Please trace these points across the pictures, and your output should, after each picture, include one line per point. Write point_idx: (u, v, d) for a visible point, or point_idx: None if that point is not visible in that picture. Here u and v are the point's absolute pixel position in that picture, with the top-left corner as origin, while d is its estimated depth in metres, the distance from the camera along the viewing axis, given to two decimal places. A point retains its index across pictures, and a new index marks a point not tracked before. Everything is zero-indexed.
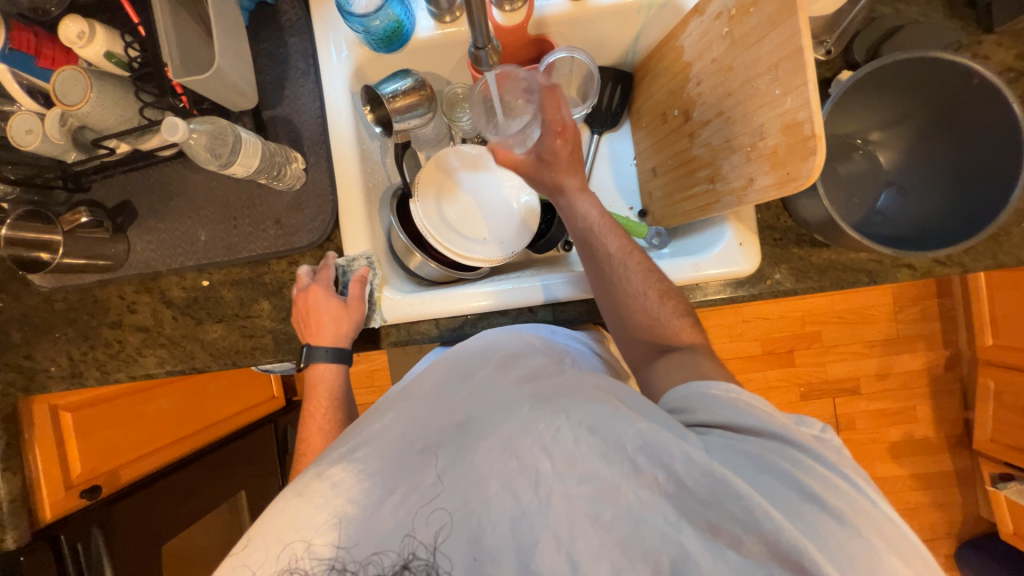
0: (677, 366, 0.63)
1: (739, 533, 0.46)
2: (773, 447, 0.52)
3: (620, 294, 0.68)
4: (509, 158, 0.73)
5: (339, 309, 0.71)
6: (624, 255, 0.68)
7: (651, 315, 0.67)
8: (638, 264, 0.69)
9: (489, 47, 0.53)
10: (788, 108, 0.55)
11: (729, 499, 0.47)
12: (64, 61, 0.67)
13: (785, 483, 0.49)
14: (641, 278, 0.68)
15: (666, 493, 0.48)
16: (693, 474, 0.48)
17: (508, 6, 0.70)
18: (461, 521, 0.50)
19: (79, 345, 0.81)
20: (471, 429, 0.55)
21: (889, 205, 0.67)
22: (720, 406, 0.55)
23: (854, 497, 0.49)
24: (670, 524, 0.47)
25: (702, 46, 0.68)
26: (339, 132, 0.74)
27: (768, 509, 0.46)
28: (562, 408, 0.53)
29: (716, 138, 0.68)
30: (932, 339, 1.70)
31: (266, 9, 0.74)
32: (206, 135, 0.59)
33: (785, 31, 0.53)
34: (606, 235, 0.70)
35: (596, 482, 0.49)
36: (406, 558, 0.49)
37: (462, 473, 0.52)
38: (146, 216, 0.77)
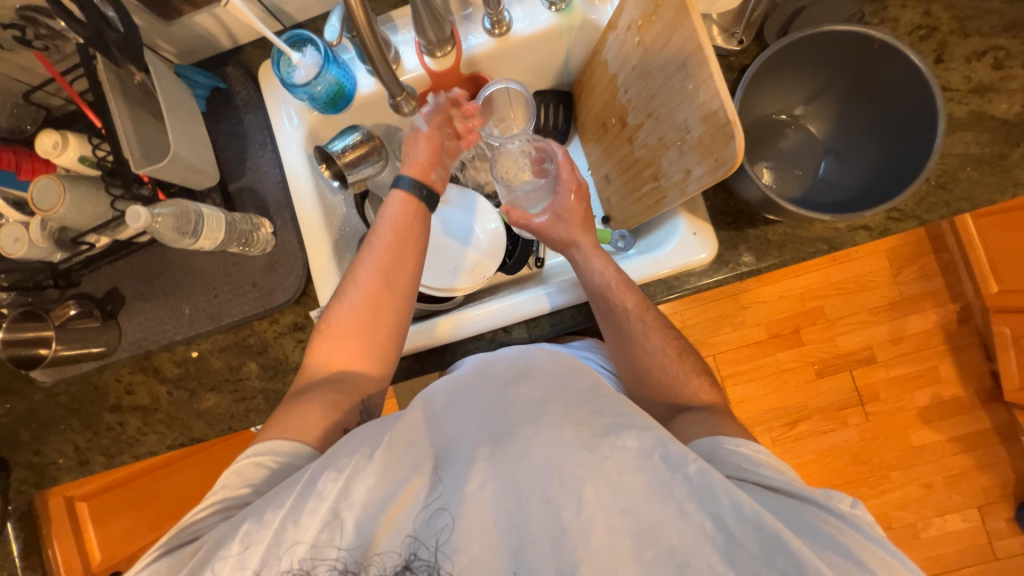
0: (694, 422, 0.63)
1: None
2: (812, 509, 0.50)
3: (638, 352, 0.70)
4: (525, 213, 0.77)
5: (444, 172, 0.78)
6: (641, 313, 0.69)
7: (668, 373, 0.69)
8: (655, 322, 0.70)
9: (405, 94, 0.62)
10: (702, 99, 0.57)
11: (779, 555, 0.45)
12: (43, 170, 0.73)
13: (825, 543, 0.47)
14: (657, 335, 0.69)
15: (711, 539, 0.47)
16: (743, 524, 0.47)
17: (438, 53, 0.76)
18: (497, 534, 0.50)
19: (84, 433, 0.84)
20: (514, 441, 0.54)
21: (830, 172, 0.69)
22: (753, 466, 0.54)
23: (901, 565, 0.46)
24: (711, 570, 0.46)
25: (621, 57, 0.72)
26: (300, 192, 0.79)
27: (821, 565, 0.44)
28: (614, 446, 0.52)
29: (651, 138, 0.70)
30: (939, 295, 1.66)
31: (221, 93, 0.81)
32: (171, 217, 0.62)
33: (685, 31, 0.57)
34: (623, 295, 0.70)
35: (636, 514, 0.49)
36: (408, 558, 0.50)
37: (501, 494, 0.52)
38: (134, 299, 0.81)
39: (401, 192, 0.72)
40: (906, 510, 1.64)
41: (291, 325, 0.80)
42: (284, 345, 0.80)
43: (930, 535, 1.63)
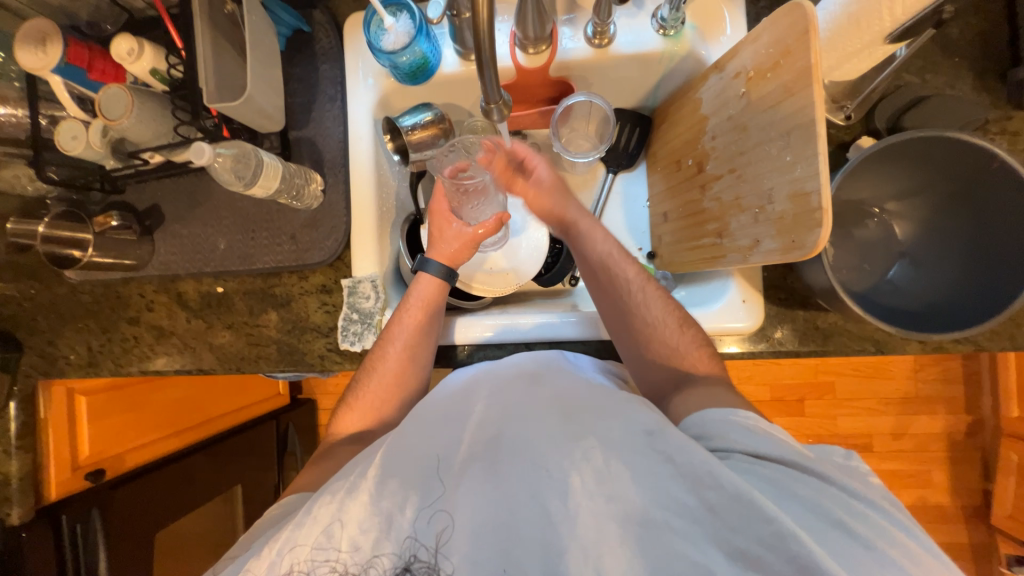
0: (694, 398, 0.60)
1: (769, 558, 0.43)
2: (799, 474, 0.48)
3: (639, 321, 0.68)
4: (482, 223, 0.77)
5: (461, 234, 0.76)
6: (641, 281, 0.70)
7: (669, 345, 0.67)
8: (655, 290, 0.70)
9: (501, 102, 0.57)
10: (797, 175, 0.54)
11: (758, 523, 0.44)
12: (112, 75, 0.72)
13: (810, 509, 0.46)
14: (659, 307, 0.68)
15: (694, 517, 0.46)
16: (723, 498, 0.46)
17: (531, 49, 0.73)
18: (491, 528, 0.50)
19: (98, 336, 0.85)
20: (505, 445, 0.55)
21: (900, 277, 0.66)
22: (737, 433, 0.52)
23: (888, 521, 0.46)
24: (698, 551, 0.45)
25: (719, 102, 0.68)
26: (358, 156, 0.77)
27: (801, 536, 0.43)
28: (593, 431, 0.53)
29: (726, 194, 0.67)
30: (954, 402, 1.62)
31: (303, 36, 0.78)
32: (231, 159, 0.62)
33: (800, 100, 0.53)
34: (622, 263, 0.71)
35: (617, 493, 0.48)
36: (408, 560, 0.50)
37: (493, 487, 0.52)
38: (172, 221, 0.81)
39: (430, 275, 0.74)
40: None
41: (320, 286, 0.80)
42: (307, 303, 0.80)
43: None
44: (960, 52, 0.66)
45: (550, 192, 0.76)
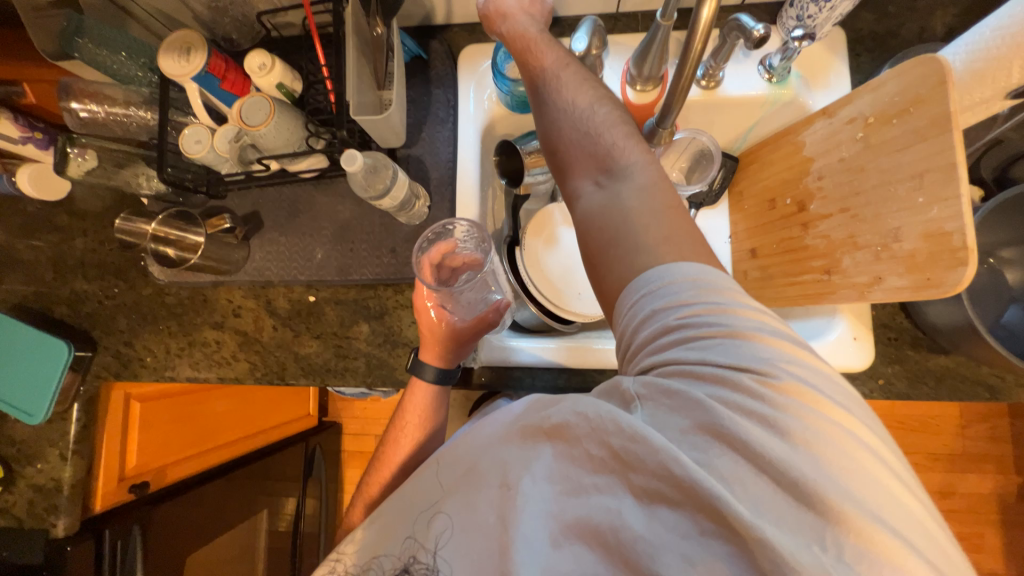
0: (615, 209, 0.51)
1: (669, 493, 0.40)
2: (717, 381, 0.40)
3: (567, 128, 0.57)
4: (478, 318, 0.73)
5: (451, 331, 0.73)
6: (575, 93, 0.57)
7: (595, 151, 0.55)
8: (597, 106, 0.57)
9: (666, 132, 0.66)
10: (932, 216, 0.56)
11: (649, 460, 0.41)
12: (240, 85, 0.74)
13: (715, 429, 0.39)
14: (590, 109, 0.56)
15: (613, 473, 0.44)
16: (621, 447, 0.42)
17: (640, 86, 0.76)
18: (461, 528, 0.54)
19: (179, 339, 0.83)
20: (470, 459, 0.57)
21: (1015, 321, 0.66)
22: (661, 322, 0.43)
23: (826, 436, 0.37)
24: (617, 502, 0.43)
25: (828, 145, 0.71)
26: (465, 175, 0.78)
27: (684, 463, 0.39)
28: (529, 423, 0.51)
29: (837, 233, 0.69)
30: (1003, 462, 1.58)
31: (418, 63, 0.82)
32: (366, 168, 0.64)
33: (934, 145, 0.56)
34: (556, 75, 0.59)
35: (548, 468, 0.48)
36: (409, 561, 0.58)
37: (458, 501, 0.56)
38: (271, 228, 0.82)
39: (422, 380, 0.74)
40: None
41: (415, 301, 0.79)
42: (401, 317, 0.79)
43: None
44: None
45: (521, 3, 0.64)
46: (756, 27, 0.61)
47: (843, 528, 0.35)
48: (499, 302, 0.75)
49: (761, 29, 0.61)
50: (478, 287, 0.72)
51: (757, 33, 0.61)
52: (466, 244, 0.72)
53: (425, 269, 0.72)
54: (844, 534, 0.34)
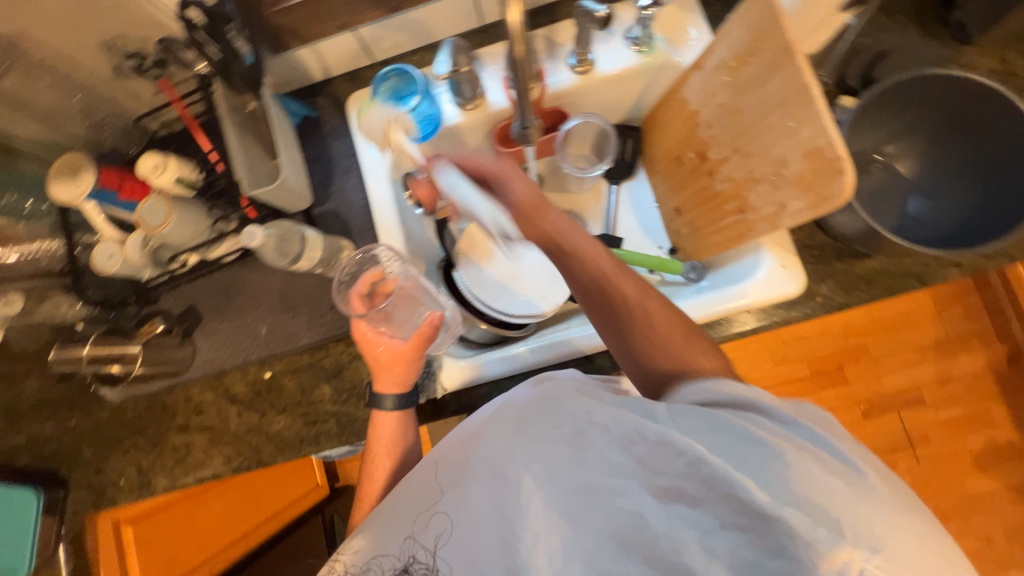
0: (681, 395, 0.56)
1: (689, 488, 0.46)
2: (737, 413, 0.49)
3: (634, 330, 0.61)
4: (416, 335, 0.71)
5: (393, 355, 0.71)
6: (641, 296, 0.61)
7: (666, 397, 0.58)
8: (658, 307, 0.61)
9: (534, 126, 0.73)
10: (805, 136, 0.59)
11: (673, 459, 0.47)
12: (141, 190, 0.75)
13: (735, 436, 0.46)
14: (662, 319, 0.61)
15: (630, 473, 0.49)
16: (643, 450, 0.49)
17: (523, 88, 0.79)
18: (471, 537, 0.56)
19: (148, 453, 0.82)
20: (476, 456, 0.58)
21: (920, 209, 0.69)
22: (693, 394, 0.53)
23: (829, 453, 0.45)
24: (635, 500, 0.48)
25: (706, 95, 0.74)
26: (383, 215, 0.79)
27: (707, 460, 0.45)
28: (550, 430, 0.55)
29: (737, 172, 0.72)
30: (984, 335, 1.63)
31: (311, 122, 0.84)
32: (274, 238, 0.64)
33: (787, 73, 0.60)
34: (618, 280, 0.62)
35: (564, 472, 0.52)
36: (409, 561, 0.59)
37: (463, 505, 0.57)
38: (211, 318, 0.82)
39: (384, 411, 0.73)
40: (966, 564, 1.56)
41: None
42: (359, 368, 0.79)
43: None
44: (900, 9, 0.75)
45: (525, 212, 0.66)
46: (599, 8, 0.65)
47: (853, 515, 0.40)
48: (432, 314, 0.72)
49: (604, 10, 0.65)
50: (405, 305, 0.72)
51: (600, 13, 0.65)
52: (390, 269, 0.72)
53: (354, 303, 0.72)
54: (853, 523, 0.40)
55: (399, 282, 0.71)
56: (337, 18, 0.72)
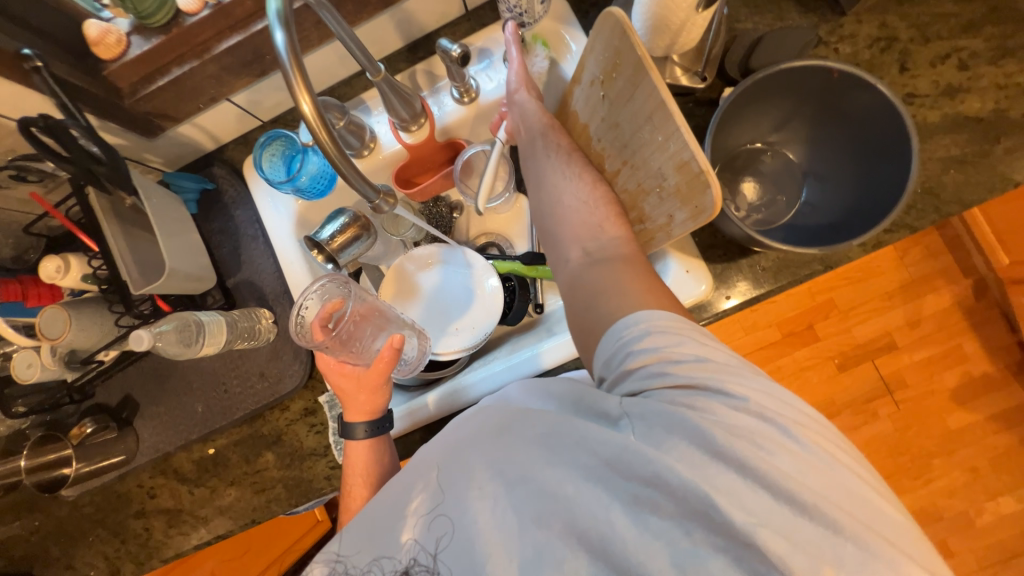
0: (600, 270, 0.59)
1: (657, 497, 0.42)
2: (700, 407, 0.42)
3: (558, 211, 0.68)
4: (381, 359, 0.65)
5: (357, 381, 0.66)
6: (567, 158, 0.71)
7: (575, 209, 0.67)
8: (579, 169, 0.70)
9: (384, 195, 0.56)
10: (673, 150, 0.57)
11: (638, 466, 0.43)
12: (49, 295, 0.74)
13: (698, 442, 0.41)
14: (588, 202, 0.67)
15: (598, 479, 0.45)
16: (614, 455, 0.44)
17: (413, 127, 0.78)
18: (459, 541, 0.49)
19: (112, 542, 0.84)
20: (463, 454, 0.52)
21: (813, 195, 0.71)
22: (644, 371, 0.47)
23: (794, 458, 0.40)
24: (602, 509, 0.44)
25: (589, 109, 0.72)
26: (295, 278, 0.79)
27: (674, 470, 0.41)
28: (527, 433, 0.50)
29: (630, 184, 0.69)
30: (948, 272, 1.33)
31: (212, 194, 0.84)
32: (173, 331, 0.66)
33: (647, 88, 0.58)
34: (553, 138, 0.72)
35: (540, 483, 0.46)
36: (408, 564, 0.50)
37: (458, 505, 0.50)
38: (147, 403, 0.82)
39: (360, 441, 0.67)
40: (956, 498, 1.35)
41: (303, 411, 0.81)
42: (297, 432, 0.81)
43: (984, 521, 1.34)
44: None
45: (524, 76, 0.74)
46: (452, 47, 0.67)
47: (829, 548, 0.37)
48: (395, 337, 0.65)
49: (457, 48, 0.67)
50: (364, 326, 0.67)
51: (454, 53, 0.67)
52: (351, 293, 0.65)
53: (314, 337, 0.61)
54: (823, 556, 0.37)
55: (353, 296, 0.64)
56: (203, 94, 0.70)
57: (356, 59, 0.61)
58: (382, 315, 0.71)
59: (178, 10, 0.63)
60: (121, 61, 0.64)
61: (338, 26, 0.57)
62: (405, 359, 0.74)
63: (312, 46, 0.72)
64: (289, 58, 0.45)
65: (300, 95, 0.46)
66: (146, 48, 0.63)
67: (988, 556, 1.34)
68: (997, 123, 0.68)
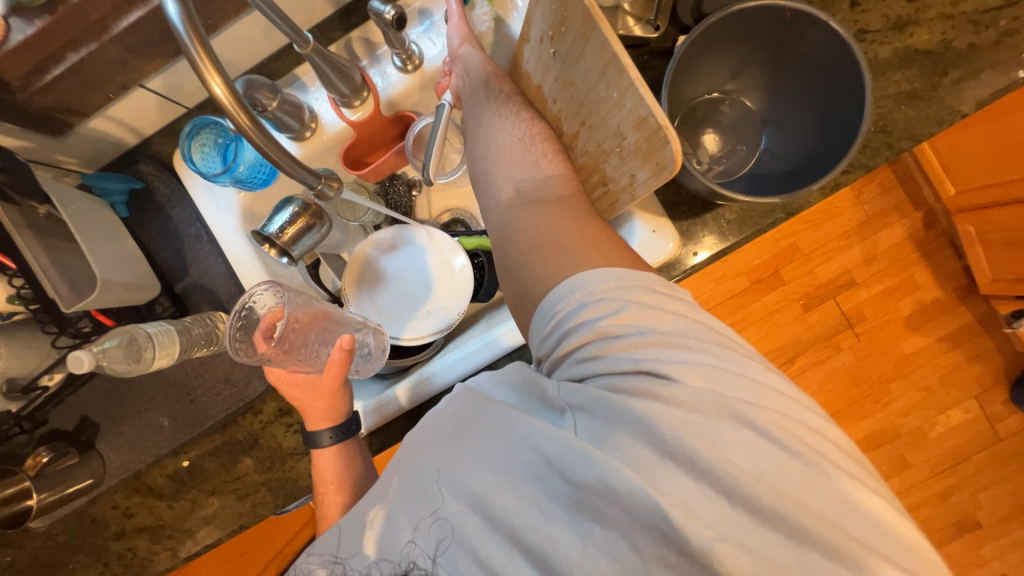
0: (539, 217, 0.59)
1: (602, 504, 0.40)
2: (645, 395, 0.42)
3: (495, 164, 0.67)
4: (332, 362, 0.64)
5: (311, 389, 0.66)
6: (505, 113, 0.69)
7: (512, 161, 0.66)
8: (518, 122, 0.68)
9: (325, 179, 0.53)
10: (630, 107, 0.55)
11: (585, 470, 0.41)
12: None
13: (643, 439, 0.41)
14: (524, 153, 0.66)
15: (545, 484, 0.43)
16: (563, 459, 0.42)
17: (356, 102, 0.72)
18: (451, 545, 0.45)
19: (94, 566, 0.81)
20: (437, 454, 0.48)
21: (772, 142, 0.71)
22: (590, 352, 0.46)
23: (740, 450, 0.39)
24: (548, 518, 0.42)
25: (542, 68, 0.68)
26: (248, 276, 0.74)
27: (621, 472, 0.39)
28: (487, 435, 0.47)
29: (589, 146, 0.66)
30: (901, 207, 1.38)
31: (143, 194, 0.76)
32: (118, 347, 0.62)
33: (596, 41, 0.54)
34: (493, 96, 0.70)
35: (477, 490, 0.44)
36: (407, 566, 0.46)
37: (453, 498, 0.45)
38: (109, 423, 0.77)
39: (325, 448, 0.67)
40: (911, 415, 1.46)
41: (277, 412, 0.78)
42: (273, 434, 0.79)
43: (937, 433, 1.46)
44: None
45: (464, 30, 0.70)
46: (385, 9, 0.61)
47: (787, 554, 0.36)
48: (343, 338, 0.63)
49: (391, 10, 0.61)
50: (314, 333, 0.64)
51: (388, 15, 0.61)
52: (293, 300, 0.61)
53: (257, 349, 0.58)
54: (778, 561, 0.36)
55: (292, 303, 0.60)
56: (110, 81, 0.63)
57: (277, 28, 0.53)
58: (336, 321, 0.69)
59: None
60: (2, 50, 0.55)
61: None
62: (364, 354, 0.73)
63: (230, 18, 0.65)
64: (187, 32, 0.40)
65: (208, 76, 0.41)
66: (28, 32, 0.55)
67: (939, 464, 1.46)
68: (945, 55, 0.68)
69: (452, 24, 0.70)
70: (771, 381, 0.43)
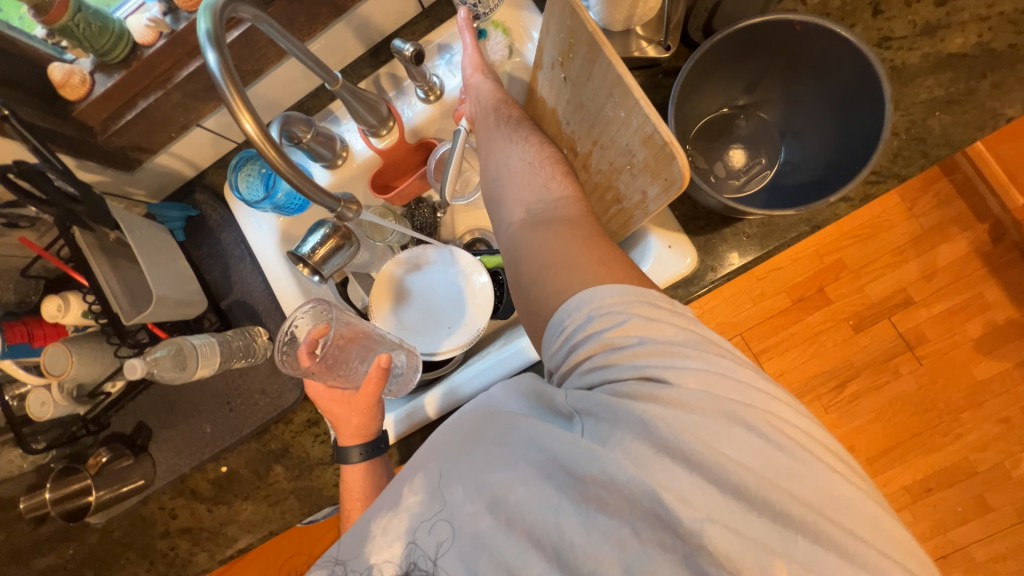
0: (548, 237, 0.61)
1: (604, 493, 0.40)
2: (646, 401, 0.42)
3: (510, 186, 0.70)
4: (369, 377, 0.66)
5: (347, 404, 0.68)
6: (518, 137, 0.72)
7: (522, 183, 0.69)
8: (531, 145, 0.72)
9: (345, 202, 0.58)
10: (637, 125, 0.55)
11: (586, 463, 0.41)
12: (55, 334, 0.76)
13: (643, 437, 0.40)
14: (535, 176, 0.69)
15: (549, 478, 0.43)
16: (568, 453, 0.43)
17: (383, 132, 0.78)
18: (453, 548, 0.45)
19: (142, 563, 0.87)
20: (444, 459, 0.49)
21: (792, 154, 0.69)
22: (595, 364, 0.46)
23: (740, 444, 0.39)
24: (550, 508, 0.42)
25: (555, 92, 0.70)
26: (284, 293, 0.80)
27: (622, 464, 0.40)
28: (496, 444, 0.46)
29: (602, 164, 0.67)
30: (963, 219, 1.25)
31: (198, 220, 0.85)
32: (168, 357, 0.69)
33: (602, 63, 0.56)
34: (506, 121, 0.74)
35: (494, 489, 0.44)
36: (408, 567, 0.46)
37: (457, 503, 0.46)
38: (160, 428, 0.84)
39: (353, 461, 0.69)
40: (988, 450, 1.30)
41: (306, 423, 0.83)
42: (302, 443, 0.83)
43: (1021, 471, 1.29)
44: None
45: (478, 62, 0.75)
46: (405, 46, 0.67)
47: (783, 544, 0.36)
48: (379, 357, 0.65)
49: (410, 48, 0.67)
50: (354, 350, 0.68)
51: (408, 52, 0.66)
52: (334, 318, 0.65)
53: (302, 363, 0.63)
54: (771, 549, 0.36)
55: (336, 322, 0.64)
56: (174, 123, 0.72)
57: (310, 70, 0.60)
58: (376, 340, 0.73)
59: (134, 43, 0.64)
60: (87, 100, 0.65)
61: (289, 43, 0.56)
62: (397, 374, 0.76)
63: (273, 63, 0.73)
64: (226, 83, 0.46)
65: (241, 114, 0.46)
66: (110, 85, 0.65)
67: None
68: (983, 58, 0.64)
69: (466, 57, 0.75)
70: (758, 380, 0.43)
